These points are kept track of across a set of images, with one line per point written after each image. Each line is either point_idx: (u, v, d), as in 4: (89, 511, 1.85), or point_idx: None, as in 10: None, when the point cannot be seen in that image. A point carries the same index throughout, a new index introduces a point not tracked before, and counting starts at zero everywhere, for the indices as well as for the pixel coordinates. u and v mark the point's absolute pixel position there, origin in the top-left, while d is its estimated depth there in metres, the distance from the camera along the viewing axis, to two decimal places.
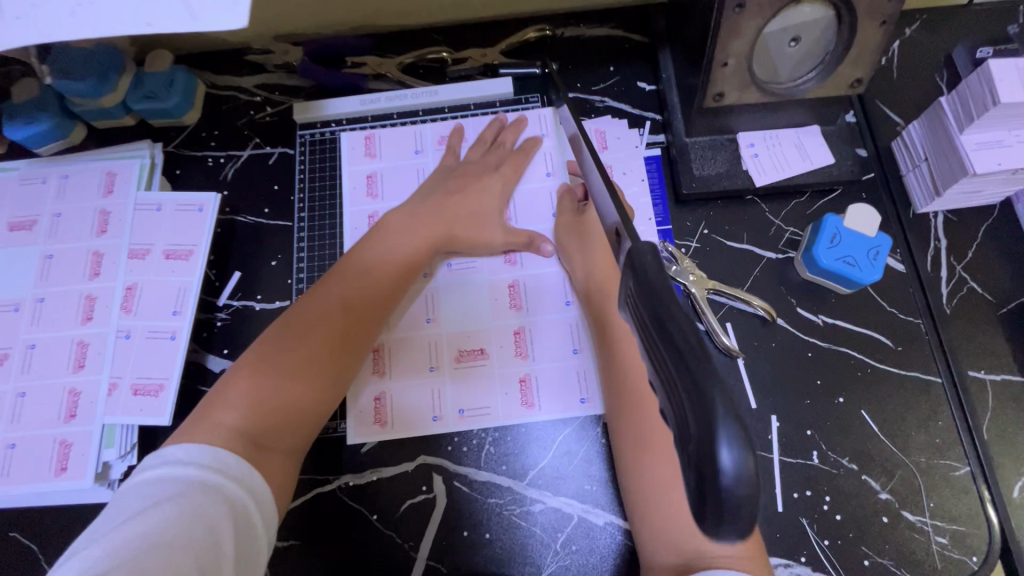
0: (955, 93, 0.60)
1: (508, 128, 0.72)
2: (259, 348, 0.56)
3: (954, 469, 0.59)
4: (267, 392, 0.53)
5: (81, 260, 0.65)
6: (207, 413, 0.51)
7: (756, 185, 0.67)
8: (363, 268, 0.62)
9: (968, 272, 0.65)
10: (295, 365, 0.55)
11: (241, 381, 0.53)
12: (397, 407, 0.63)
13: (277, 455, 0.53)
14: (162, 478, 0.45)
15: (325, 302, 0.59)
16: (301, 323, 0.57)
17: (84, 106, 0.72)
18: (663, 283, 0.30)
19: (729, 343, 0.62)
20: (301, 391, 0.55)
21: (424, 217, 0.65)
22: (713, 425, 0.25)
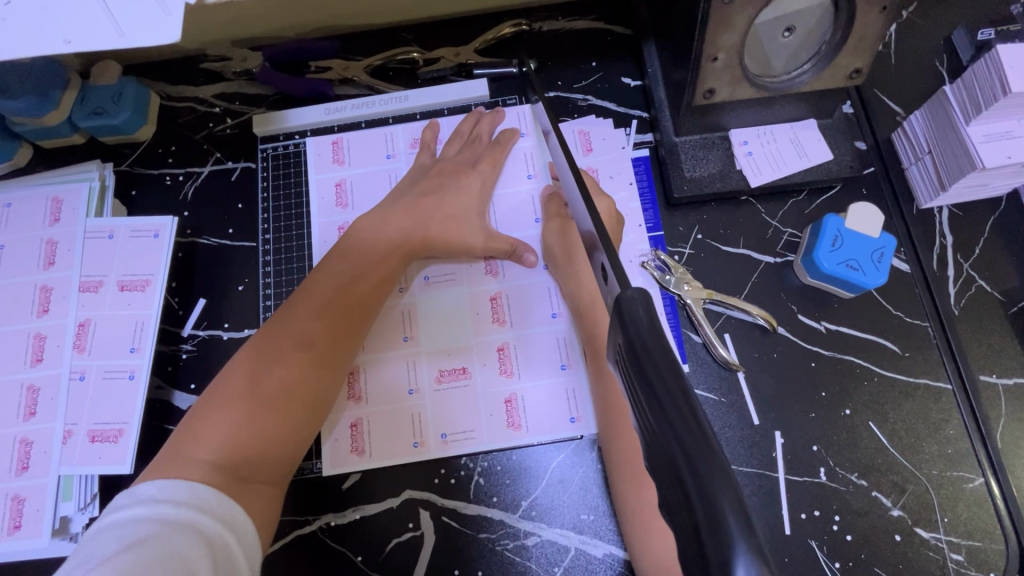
0: (960, 81, 0.57)
1: (483, 118, 0.67)
2: (233, 372, 0.52)
3: (967, 480, 0.56)
4: (243, 419, 0.50)
5: (28, 296, 0.60)
6: (180, 447, 0.48)
7: (751, 185, 0.63)
8: (339, 279, 0.58)
9: (976, 270, 0.62)
10: (272, 388, 0.52)
11: (216, 409, 0.50)
12: (376, 434, 0.59)
13: (259, 486, 0.49)
14: (132, 519, 0.41)
15: (300, 317, 0.55)
16: (274, 344, 0.54)
17: (26, 126, 0.66)
18: (669, 382, 0.28)
19: (728, 357, 0.59)
20: (281, 414, 0.52)
21: (396, 229, 0.60)
22: (729, 555, 0.25)
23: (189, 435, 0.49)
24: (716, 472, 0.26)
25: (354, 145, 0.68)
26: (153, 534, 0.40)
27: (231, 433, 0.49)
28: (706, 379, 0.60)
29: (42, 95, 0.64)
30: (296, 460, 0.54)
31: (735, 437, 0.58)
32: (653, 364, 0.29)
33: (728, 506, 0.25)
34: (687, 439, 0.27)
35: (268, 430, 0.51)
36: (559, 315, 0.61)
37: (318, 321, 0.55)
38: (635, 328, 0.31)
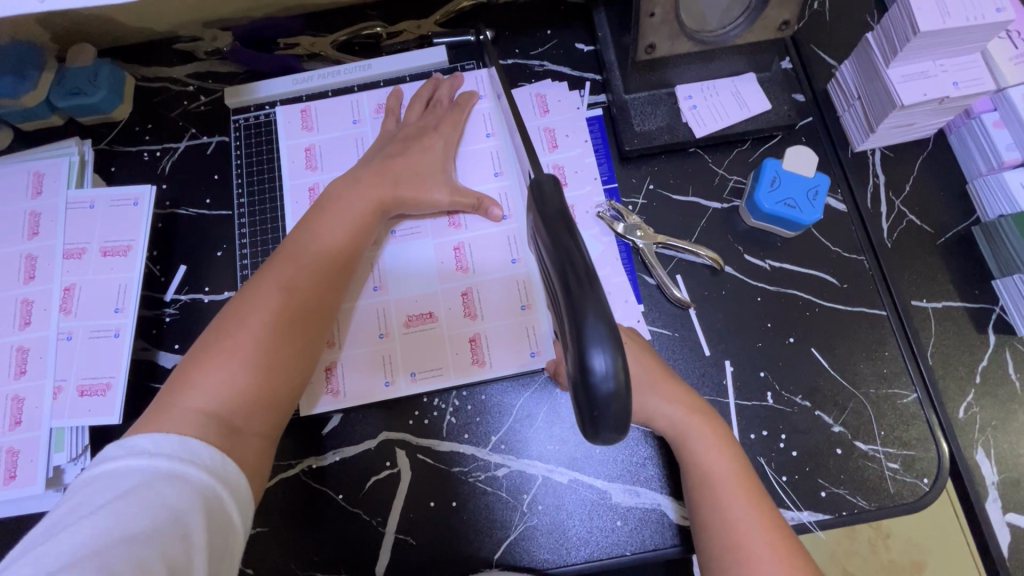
0: (879, 28, 0.61)
1: (444, 83, 0.71)
2: (220, 327, 0.52)
3: (902, 397, 0.61)
4: (236, 371, 0.50)
5: (14, 265, 0.63)
6: (171, 400, 0.48)
7: (697, 136, 0.67)
8: (319, 237, 0.58)
9: (907, 206, 0.66)
10: (262, 341, 0.52)
11: (206, 362, 0.50)
12: (349, 378, 0.62)
13: (253, 436, 0.50)
14: (127, 470, 0.41)
15: (286, 273, 0.55)
16: (258, 295, 0.53)
17: (6, 107, 0.69)
18: (559, 224, 0.37)
19: (681, 296, 0.63)
20: (272, 367, 0.52)
21: (366, 188, 0.61)
22: (588, 341, 0.33)
23: (180, 388, 0.49)
24: (586, 289, 0.34)
25: (323, 114, 0.72)
26: (145, 486, 0.40)
27: (224, 383, 0.49)
28: (661, 318, 0.64)
29: (19, 74, 0.68)
30: (289, 409, 0.54)
31: (687, 368, 0.63)
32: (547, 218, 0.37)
33: (591, 309, 0.33)
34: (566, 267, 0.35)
35: (259, 383, 0.51)
36: (518, 261, 0.65)
37: (304, 277, 0.56)
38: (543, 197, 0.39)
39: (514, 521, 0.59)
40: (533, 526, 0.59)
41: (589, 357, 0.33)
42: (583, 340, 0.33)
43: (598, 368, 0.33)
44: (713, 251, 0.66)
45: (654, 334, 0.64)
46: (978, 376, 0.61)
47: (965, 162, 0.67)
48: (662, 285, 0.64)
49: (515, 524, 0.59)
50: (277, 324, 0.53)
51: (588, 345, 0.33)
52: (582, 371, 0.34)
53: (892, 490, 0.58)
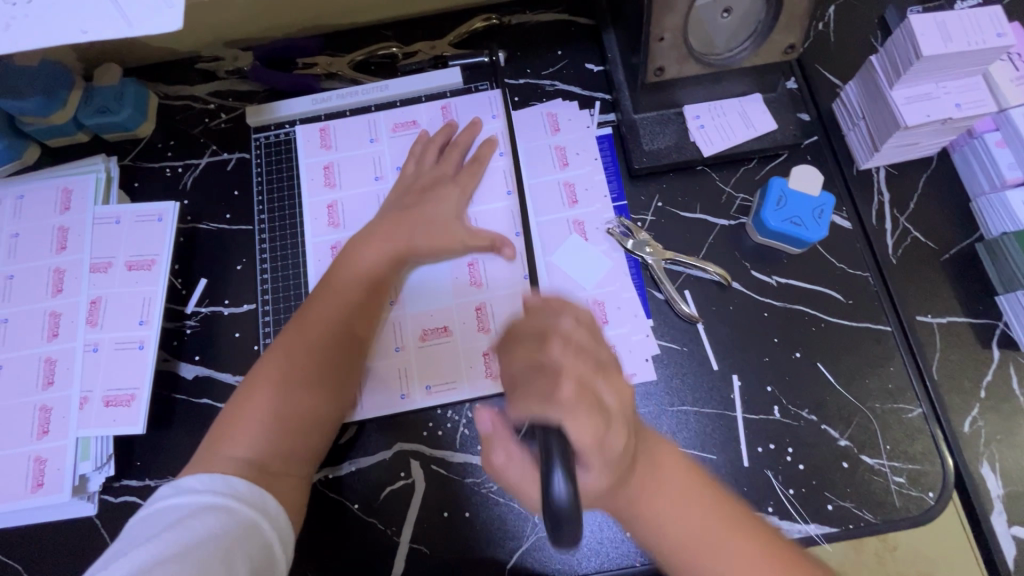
0: (883, 51, 0.62)
1: (461, 131, 0.71)
2: (254, 377, 0.56)
3: (907, 411, 0.62)
4: (270, 419, 0.54)
5: (42, 278, 0.65)
6: (214, 447, 0.52)
7: (705, 155, 0.69)
8: (342, 286, 0.61)
9: (911, 223, 0.68)
10: (292, 390, 0.55)
11: (242, 411, 0.54)
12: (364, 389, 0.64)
13: (287, 479, 0.53)
14: (174, 506, 0.46)
15: (311, 324, 0.58)
16: (291, 348, 0.57)
17: (36, 125, 0.72)
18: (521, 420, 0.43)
19: (689, 311, 0.65)
20: (302, 413, 0.56)
21: (385, 236, 0.63)
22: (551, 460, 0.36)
23: (221, 435, 0.53)
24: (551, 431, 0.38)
25: (341, 134, 0.74)
26: (189, 517, 0.45)
27: (265, 433, 0.53)
28: (670, 332, 0.66)
29: (49, 94, 0.70)
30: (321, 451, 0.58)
31: (696, 382, 0.64)
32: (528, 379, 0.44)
33: (554, 441, 0.38)
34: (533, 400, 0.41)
35: (292, 429, 0.55)
36: (529, 276, 0.67)
37: (329, 326, 0.58)
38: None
39: (526, 532, 0.61)
40: (544, 537, 0.60)
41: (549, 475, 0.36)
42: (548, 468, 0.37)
43: (557, 491, 0.35)
44: (720, 267, 0.67)
45: (662, 348, 0.65)
46: (983, 391, 0.62)
47: (968, 180, 0.68)
48: (670, 300, 0.65)
49: (527, 536, 0.61)
50: (305, 374, 0.56)
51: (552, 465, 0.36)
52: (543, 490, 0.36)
53: (898, 504, 0.59)
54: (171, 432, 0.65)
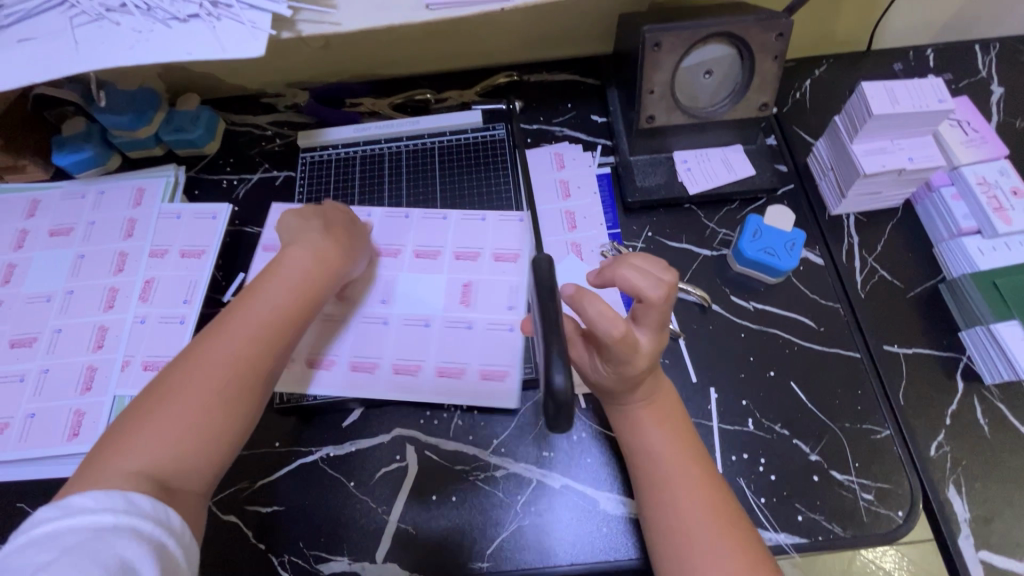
0: (845, 113, 0.71)
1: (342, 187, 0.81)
2: (155, 393, 0.51)
3: (876, 432, 0.65)
4: (171, 429, 0.48)
5: (108, 259, 0.75)
6: (100, 465, 0.46)
7: (690, 193, 0.78)
8: (257, 305, 0.56)
9: (878, 263, 0.74)
10: (195, 407, 0.50)
11: (133, 428, 0.48)
12: (471, 357, 0.70)
13: (190, 492, 0.48)
14: (67, 529, 0.41)
15: (228, 328, 0.54)
16: (205, 352, 0.52)
17: (123, 138, 0.86)
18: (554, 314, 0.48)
19: (672, 327, 0.71)
20: (205, 426, 0.50)
21: (313, 260, 0.61)
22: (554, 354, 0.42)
23: (109, 450, 0.47)
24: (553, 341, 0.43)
25: (375, 160, 0.85)
26: (91, 540, 0.40)
27: (164, 444, 0.48)
28: None
29: (139, 113, 0.83)
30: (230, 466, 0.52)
31: (674, 392, 0.69)
32: (544, 273, 0.47)
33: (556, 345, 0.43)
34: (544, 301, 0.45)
35: (187, 445, 0.49)
36: (523, 219, 0.79)
37: (240, 343, 0.53)
38: (539, 269, 0.47)
39: (507, 520, 0.64)
40: (524, 525, 0.64)
41: (551, 376, 0.41)
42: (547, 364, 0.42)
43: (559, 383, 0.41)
44: (701, 290, 0.74)
45: None
46: (948, 419, 0.66)
47: (931, 229, 0.75)
48: None
49: (508, 524, 0.64)
50: (207, 390, 0.51)
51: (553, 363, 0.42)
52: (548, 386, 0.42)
53: (866, 520, 0.61)
54: None
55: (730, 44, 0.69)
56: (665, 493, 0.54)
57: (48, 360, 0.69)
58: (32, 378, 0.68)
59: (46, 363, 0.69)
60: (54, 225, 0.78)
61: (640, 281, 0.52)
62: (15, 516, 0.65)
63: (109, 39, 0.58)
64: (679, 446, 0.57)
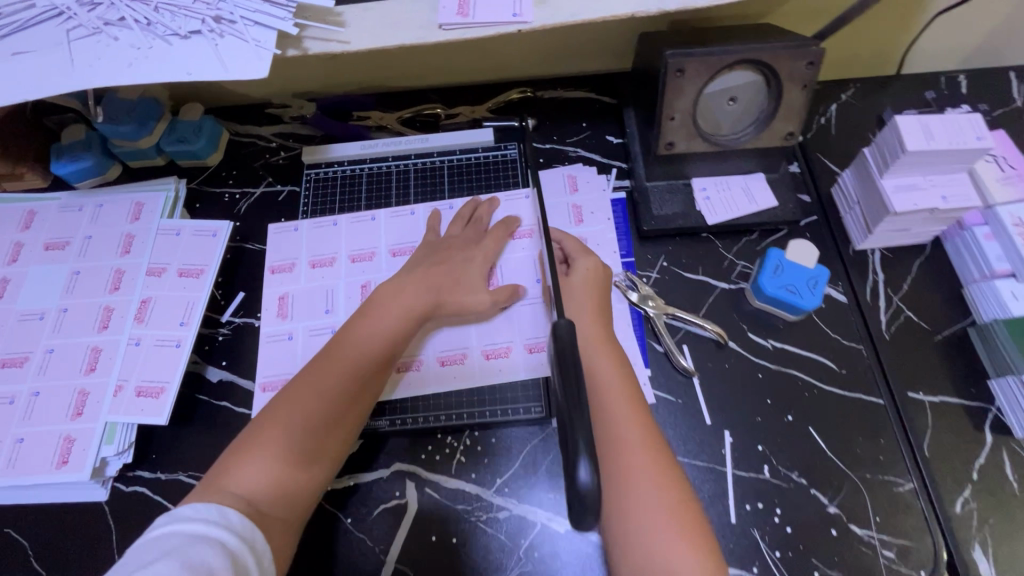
0: (875, 145, 0.68)
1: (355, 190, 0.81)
2: (261, 422, 0.59)
3: (898, 485, 0.62)
4: (277, 451, 0.57)
5: (104, 276, 0.73)
6: (220, 477, 0.55)
7: (709, 223, 0.75)
8: (351, 345, 0.64)
9: (904, 302, 0.71)
10: (292, 439, 0.58)
11: (244, 455, 0.56)
12: (514, 334, 0.71)
13: (280, 519, 0.55)
14: (168, 532, 0.48)
15: (335, 359, 0.63)
16: (313, 381, 0.61)
17: (124, 147, 0.83)
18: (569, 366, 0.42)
19: (686, 364, 0.69)
20: (305, 452, 0.58)
21: (411, 296, 0.67)
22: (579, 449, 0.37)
23: (225, 470, 0.55)
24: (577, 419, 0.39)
25: (382, 178, 0.82)
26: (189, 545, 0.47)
27: (270, 466, 0.56)
28: (666, 383, 0.69)
29: (141, 123, 0.81)
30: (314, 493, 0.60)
31: (687, 434, 0.66)
32: (566, 353, 0.42)
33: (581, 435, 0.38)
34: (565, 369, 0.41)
35: (282, 478, 0.56)
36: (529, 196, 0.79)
37: (336, 386, 0.61)
38: (559, 337, 0.43)
39: (509, 565, 0.61)
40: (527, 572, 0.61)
41: (575, 464, 0.37)
42: (570, 453, 0.38)
43: (582, 478, 0.37)
44: (717, 326, 0.71)
45: (658, 398, 0.68)
46: (975, 473, 0.62)
47: (961, 268, 0.71)
48: (669, 353, 0.69)
49: (510, 570, 0.61)
50: (299, 429, 0.58)
51: (579, 456, 0.37)
52: (569, 482, 0.37)
53: None
54: (189, 428, 0.70)
55: (757, 71, 0.66)
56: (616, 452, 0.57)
57: (39, 382, 0.67)
58: (22, 400, 0.66)
59: (37, 385, 0.66)
60: (50, 238, 0.76)
61: (578, 248, 0.72)
62: (10, 546, 0.65)
63: (106, 56, 0.56)
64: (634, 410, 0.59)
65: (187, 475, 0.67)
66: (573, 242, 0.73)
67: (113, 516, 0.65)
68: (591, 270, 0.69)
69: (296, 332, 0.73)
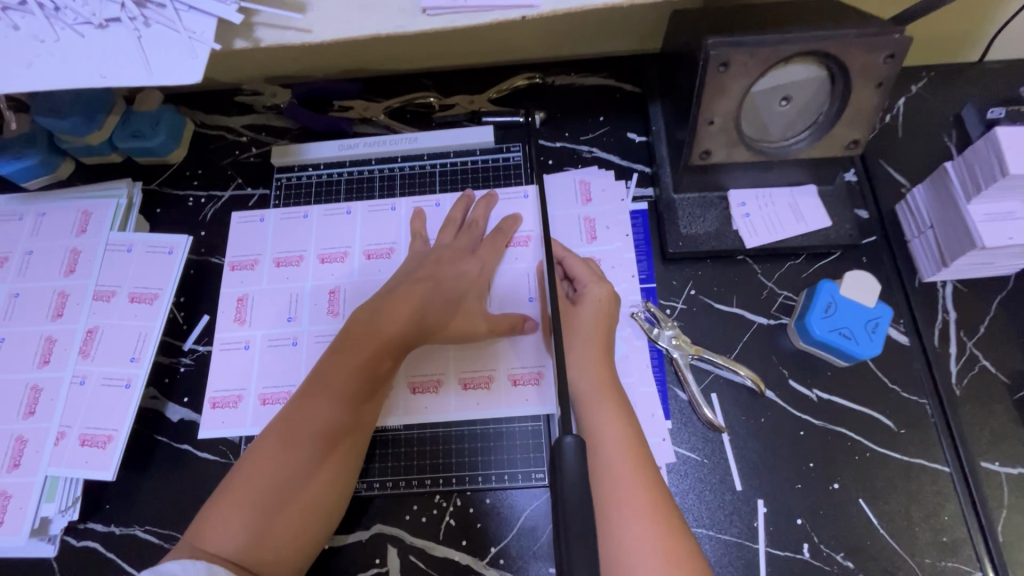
0: (962, 158, 0.56)
1: (331, 186, 0.71)
2: (248, 462, 0.51)
3: (963, 574, 0.53)
4: (266, 498, 0.49)
5: (46, 300, 0.64)
6: (200, 534, 0.47)
7: (747, 246, 0.63)
8: (336, 373, 0.54)
9: (980, 349, 0.59)
10: (281, 482, 0.50)
11: (222, 512, 0.48)
12: (497, 361, 0.61)
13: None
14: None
15: (327, 381, 0.54)
16: (304, 409, 0.52)
17: (72, 143, 0.72)
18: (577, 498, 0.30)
19: (713, 419, 0.58)
20: (299, 496, 0.50)
21: (393, 319, 0.56)
22: None
23: (201, 530, 0.47)
24: None
25: (363, 185, 0.70)
26: None
27: (259, 517, 0.48)
28: (690, 439, 0.59)
29: (89, 116, 0.70)
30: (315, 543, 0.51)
31: (714, 502, 0.56)
32: (571, 491, 0.30)
33: None
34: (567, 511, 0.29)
35: (270, 536, 0.48)
36: (530, 195, 0.68)
37: (329, 413, 0.52)
38: (563, 467, 0.31)
39: None
40: None
41: None
42: None
43: None
44: (754, 372, 0.60)
45: (680, 457, 0.58)
46: None
47: None
48: (694, 404, 0.59)
49: None
50: (285, 474, 0.50)
51: None
52: None
53: None
54: (146, 475, 0.61)
55: (820, 65, 0.53)
56: (615, 526, 0.45)
57: None
58: None
59: None
60: None
61: (583, 269, 0.60)
62: None
63: (1, 50, 0.44)
64: (639, 472, 0.48)
65: (143, 530, 0.59)
66: (578, 260, 0.61)
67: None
68: (603, 300, 0.58)
69: (253, 342, 0.64)
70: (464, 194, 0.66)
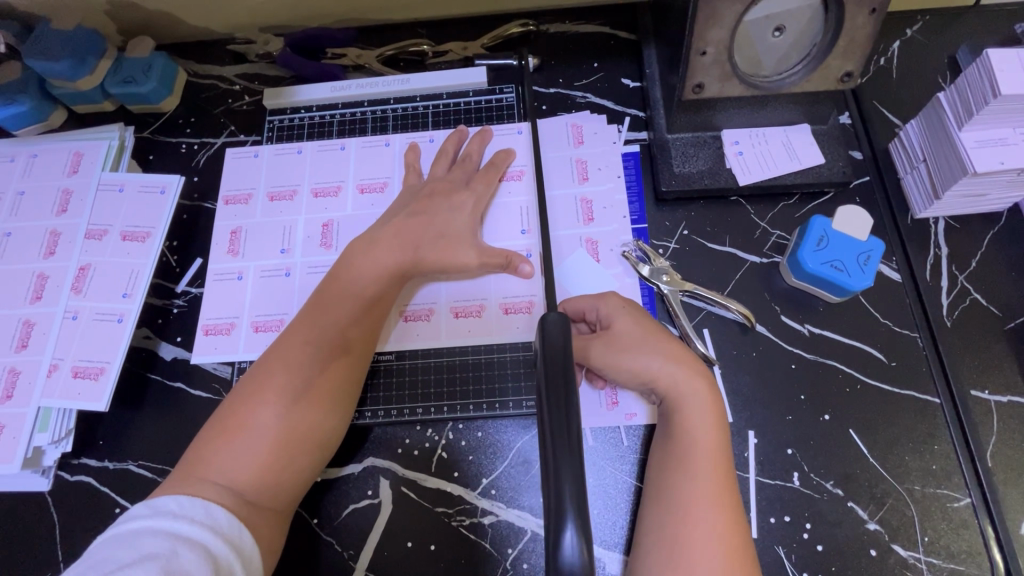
0: (954, 87, 0.56)
1: (323, 129, 0.70)
2: (242, 393, 0.51)
3: (953, 500, 0.53)
4: (265, 425, 0.49)
5: (38, 239, 0.64)
6: (195, 463, 0.47)
7: (740, 184, 0.63)
8: (330, 306, 0.54)
9: (972, 283, 0.59)
10: (276, 411, 0.49)
11: (218, 440, 0.48)
12: (488, 291, 0.61)
13: (268, 506, 0.48)
14: (143, 529, 0.41)
15: (323, 313, 0.54)
16: (299, 340, 0.53)
17: (63, 89, 0.72)
18: (561, 365, 0.36)
19: (705, 351, 0.58)
20: (295, 425, 0.50)
21: (386, 251, 0.56)
22: (563, 497, 0.31)
23: (199, 456, 0.47)
24: (564, 453, 0.32)
25: (356, 126, 0.70)
26: (164, 546, 0.39)
27: (256, 445, 0.48)
28: None
29: (78, 59, 0.69)
30: (310, 474, 0.51)
31: None
32: (555, 357, 0.37)
33: (565, 466, 0.32)
34: (551, 389, 0.35)
35: (268, 464, 0.48)
36: (524, 132, 0.68)
37: (323, 342, 0.53)
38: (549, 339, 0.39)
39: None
40: None
41: (559, 523, 0.30)
42: (557, 498, 0.31)
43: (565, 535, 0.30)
44: (745, 307, 0.60)
45: None
46: None
47: None
48: (685, 337, 0.59)
49: None
50: (280, 402, 0.50)
51: (564, 514, 0.30)
52: (548, 539, 0.31)
53: None
54: (138, 412, 0.61)
55: None
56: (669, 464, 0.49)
57: None
58: None
59: None
60: None
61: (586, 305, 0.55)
62: None
63: None
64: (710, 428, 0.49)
65: (136, 465, 0.59)
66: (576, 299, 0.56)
67: (54, 509, 0.58)
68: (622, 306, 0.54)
69: (246, 272, 0.64)
70: (458, 130, 0.66)
